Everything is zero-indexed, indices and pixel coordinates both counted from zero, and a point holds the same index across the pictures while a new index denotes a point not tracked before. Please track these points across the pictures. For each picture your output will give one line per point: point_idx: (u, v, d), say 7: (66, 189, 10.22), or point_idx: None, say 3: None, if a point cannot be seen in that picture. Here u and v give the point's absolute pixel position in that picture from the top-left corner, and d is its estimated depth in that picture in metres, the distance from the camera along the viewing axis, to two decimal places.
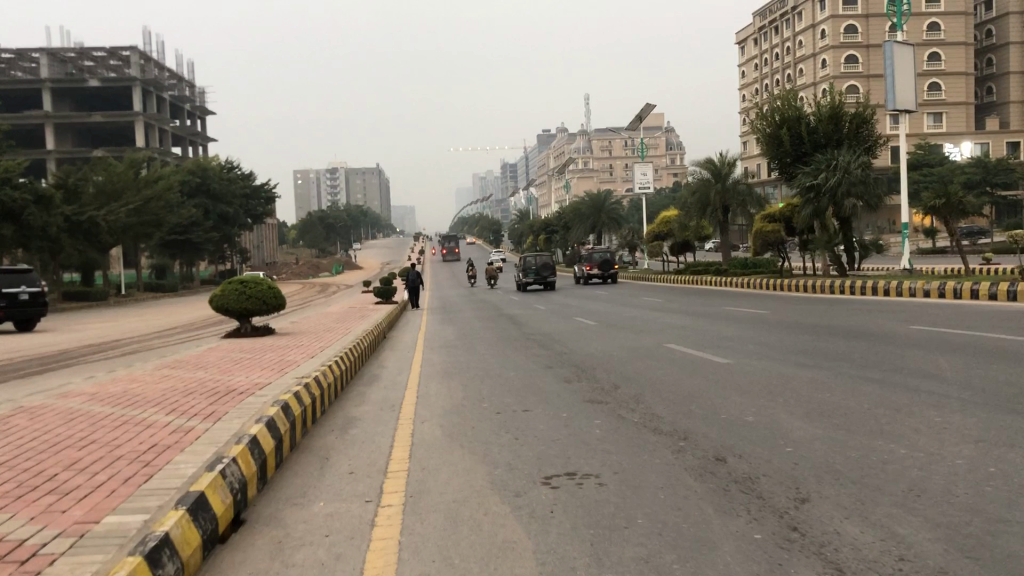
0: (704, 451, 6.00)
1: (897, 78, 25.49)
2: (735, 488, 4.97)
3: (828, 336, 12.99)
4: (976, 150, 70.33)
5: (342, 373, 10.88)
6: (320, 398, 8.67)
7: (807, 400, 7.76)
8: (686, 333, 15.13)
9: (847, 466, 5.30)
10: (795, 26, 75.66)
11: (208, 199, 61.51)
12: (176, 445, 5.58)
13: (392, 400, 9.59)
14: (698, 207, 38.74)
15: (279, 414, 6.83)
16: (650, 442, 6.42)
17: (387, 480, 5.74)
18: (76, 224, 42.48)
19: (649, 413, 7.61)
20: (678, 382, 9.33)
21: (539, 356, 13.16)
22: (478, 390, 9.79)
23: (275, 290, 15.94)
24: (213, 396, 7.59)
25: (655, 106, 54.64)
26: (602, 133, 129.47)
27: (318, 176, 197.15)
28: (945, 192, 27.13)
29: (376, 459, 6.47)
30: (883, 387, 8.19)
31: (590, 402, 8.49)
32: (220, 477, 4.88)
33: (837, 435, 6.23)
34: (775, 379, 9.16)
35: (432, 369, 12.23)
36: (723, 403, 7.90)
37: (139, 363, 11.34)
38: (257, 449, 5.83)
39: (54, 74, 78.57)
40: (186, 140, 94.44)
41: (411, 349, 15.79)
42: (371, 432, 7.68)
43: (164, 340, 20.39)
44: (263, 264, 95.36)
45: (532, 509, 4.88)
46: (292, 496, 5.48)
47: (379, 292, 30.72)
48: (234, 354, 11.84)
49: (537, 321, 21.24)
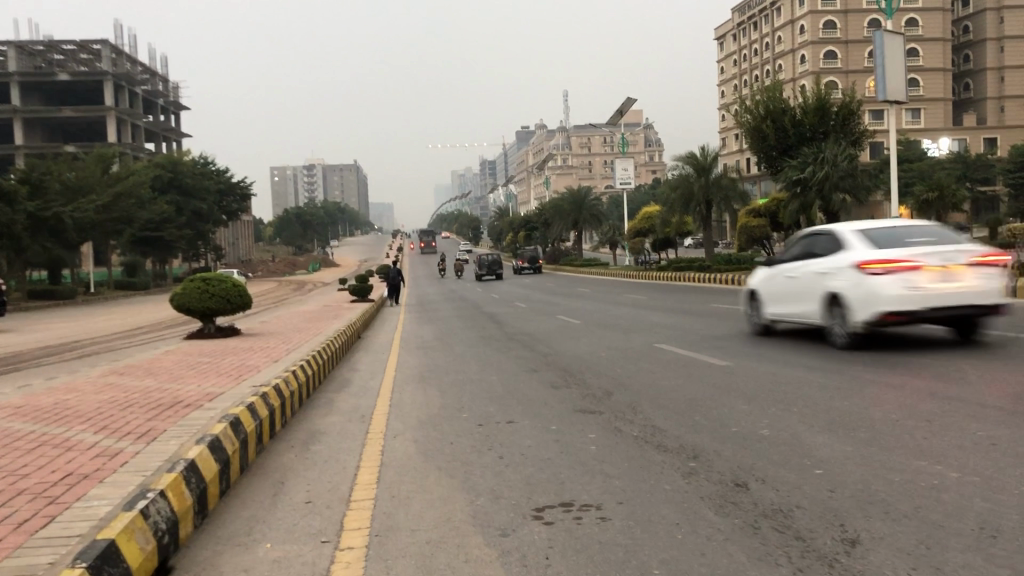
0: (719, 474, 5.17)
1: (887, 66, 24.87)
2: (766, 525, 4.16)
3: (830, 335, 12.24)
4: (954, 146, 70.35)
5: (308, 378, 9.97)
6: (281, 407, 7.78)
7: (827, 409, 6.96)
8: (677, 332, 14.33)
9: (891, 494, 4.52)
10: (774, 22, 75.19)
11: (180, 195, 60.14)
12: (93, 476, 4.66)
13: (364, 409, 8.68)
14: (681, 202, 37.61)
15: (227, 431, 5.92)
16: (657, 460, 5.62)
17: (349, 513, 4.90)
18: (40, 220, 41.14)
19: (652, 425, 6.78)
20: (678, 388, 8.54)
21: (522, 358, 12.31)
22: (456, 397, 8.93)
23: (239, 288, 15.01)
24: (155, 411, 6.67)
25: (635, 101, 53.97)
26: (580, 129, 128.67)
27: (294, 173, 194.94)
28: (938, 185, 26.61)
29: (340, 484, 5.60)
30: (904, 394, 7.40)
31: (582, 412, 7.64)
32: (141, 519, 3.97)
33: (870, 453, 5.45)
34: (783, 385, 8.36)
35: (407, 374, 11.33)
36: (733, 413, 7.10)
37: (87, 369, 10.37)
38: (196, 476, 4.93)
39: (23, 68, 76.72)
40: (159, 136, 92.74)
41: (386, 351, 14.89)
42: (335, 449, 6.79)
43: (125, 341, 19.35)
44: (237, 261, 93.79)
45: (524, 554, 4.04)
46: (234, 536, 4.58)
47: (355, 291, 29.72)
48: (190, 359, 10.87)
49: (519, 319, 20.38)
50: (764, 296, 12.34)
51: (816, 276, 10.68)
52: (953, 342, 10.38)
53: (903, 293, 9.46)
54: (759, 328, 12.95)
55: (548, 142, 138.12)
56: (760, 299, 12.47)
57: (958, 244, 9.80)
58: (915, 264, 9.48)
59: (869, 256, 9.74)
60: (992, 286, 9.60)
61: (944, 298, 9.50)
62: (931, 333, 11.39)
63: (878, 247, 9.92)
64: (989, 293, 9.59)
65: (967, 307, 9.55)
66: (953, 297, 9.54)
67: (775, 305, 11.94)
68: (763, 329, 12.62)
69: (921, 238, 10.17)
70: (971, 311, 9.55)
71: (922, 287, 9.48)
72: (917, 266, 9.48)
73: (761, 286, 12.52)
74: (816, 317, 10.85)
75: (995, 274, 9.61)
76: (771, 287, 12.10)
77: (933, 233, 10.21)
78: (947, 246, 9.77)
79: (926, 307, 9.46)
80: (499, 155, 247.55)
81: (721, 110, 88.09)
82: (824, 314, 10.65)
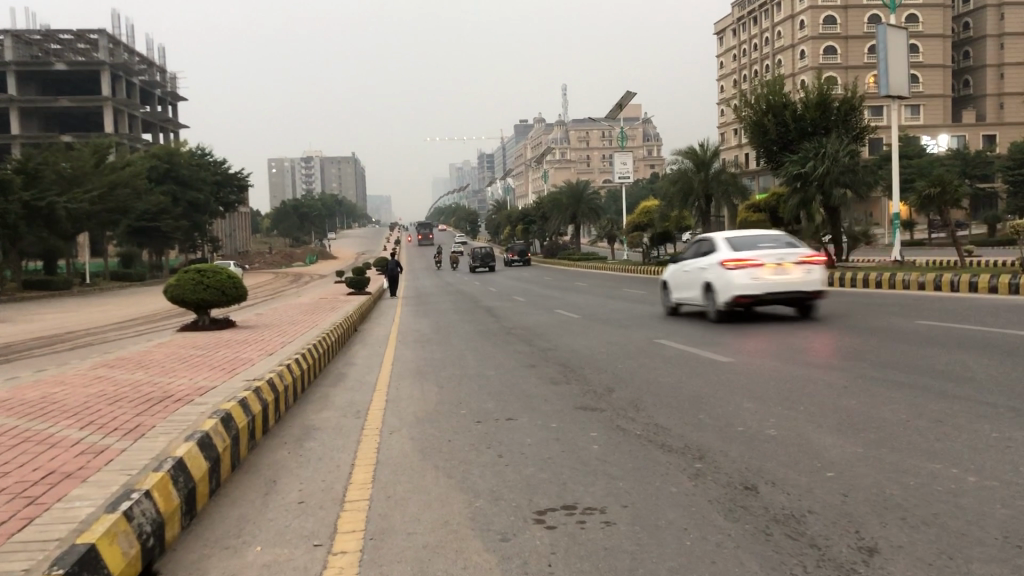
0: (727, 476, 4.99)
1: (890, 60, 24.64)
2: (778, 532, 3.98)
3: (832, 332, 12.07)
4: (954, 143, 70.15)
5: (303, 372, 9.75)
6: (275, 402, 7.60)
7: (833, 409, 6.78)
8: (677, 327, 14.16)
9: (906, 499, 4.34)
10: (773, 17, 75.03)
11: (177, 186, 59.85)
12: (76, 474, 4.47)
13: (359, 404, 8.51)
14: (680, 196, 37.47)
15: (217, 428, 5.73)
16: (662, 461, 5.43)
17: (342, 514, 4.72)
18: (35, 210, 40.85)
19: (654, 423, 6.60)
20: (680, 385, 8.37)
21: (521, 352, 12.14)
22: (454, 393, 8.75)
23: (235, 279, 14.82)
24: (144, 405, 6.47)
25: (634, 95, 53.74)
26: (579, 123, 128.33)
27: (291, 165, 194.44)
28: (940, 181, 26.41)
29: (333, 484, 5.42)
30: (913, 393, 7.21)
31: (583, 408, 7.46)
32: (124, 521, 3.77)
33: (881, 455, 5.28)
34: (788, 383, 8.17)
35: (404, 368, 11.15)
36: (738, 411, 6.92)
37: (77, 361, 10.19)
38: (183, 476, 4.74)
39: (19, 57, 76.33)
40: (157, 126, 92.32)
41: (383, 344, 14.69)
42: (329, 446, 6.60)
43: (120, 332, 19.17)
44: (234, 253, 93.54)
45: (524, 559, 3.86)
46: (223, 538, 4.38)
47: (352, 283, 29.53)
48: (183, 352, 10.68)
49: (517, 313, 20.19)
50: (669, 284, 16.09)
51: (697, 271, 14.47)
52: (796, 318, 14.00)
53: (749, 283, 13.18)
54: (670, 309, 16.74)
55: (547, 135, 137.76)
56: (667, 287, 16.20)
57: (793, 248, 13.46)
58: (756, 261, 13.20)
59: (729, 257, 13.43)
60: (814, 278, 13.26)
61: (779, 286, 13.17)
62: (788, 312, 15.07)
63: (737, 249, 13.64)
64: (812, 283, 13.25)
65: (797, 292, 13.18)
66: (787, 285, 13.19)
67: (676, 291, 15.74)
68: (670, 311, 16.39)
69: (770, 243, 13.89)
70: (800, 296, 13.19)
71: (762, 278, 13.18)
72: (759, 263, 13.20)
73: (669, 277, 16.29)
74: (700, 300, 14.56)
75: (817, 269, 13.23)
76: (674, 277, 15.86)
77: (780, 240, 13.90)
78: (785, 249, 13.42)
79: (766, 292, 13.16)
80: (497, 149, 247.01)
81: (720, 105, 87.82)
82: (704, 298, 14.38)
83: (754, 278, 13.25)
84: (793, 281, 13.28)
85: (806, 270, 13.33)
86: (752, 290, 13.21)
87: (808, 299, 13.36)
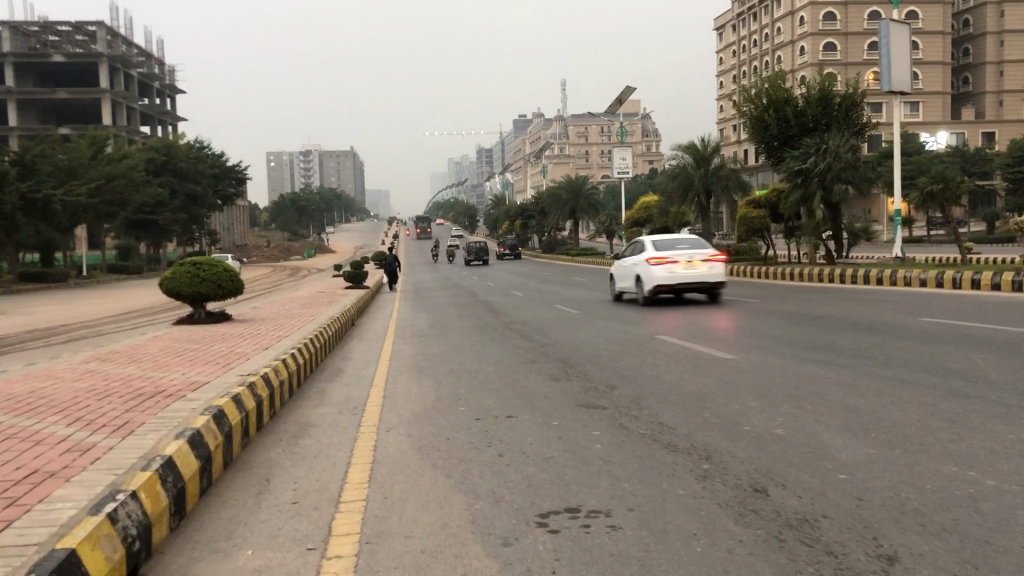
0: (736, 477, 4.83)
1: (892, 55, 24.48)
2: (791, 537, 3.82)
3: (835, 329, 11.91)
4: (953, 140, 70.04)
5: (299, 366, 9.58)
6: (269, 398, 7.43)
7: (841, 408, 6.62)
8: (678, 324, 14.01)
9: (926, 504, 4.17)
10: (773, 13, 74.75)
11: (174, 179, 59.56)
12: (61, 473, 4.29)
13: (355, 400, 8.34)
14: (679, 191, 37.30)
15: (209, 424, 5.55)
16: (667, 461, 5.26)
17: (338, 516, 4.55)
18: (31, 202, 40.57)
19: (659, 422, 6.43)
20: (683, 382, 8.19)
21: (520, 348, 11.98)
22: (452, 389, 8.58)
23: (231, 273, 14.64)
24: (134, 401, 6.28)
25: (634, 90, 53.52)
26: (578, 118, 128.12)
27: (290, 159, 193.95)
28: (942, 178, 26.27)
29: (328, 483, 5.25)
30: (923, 392, 7.04)
31: (584, 406, 7.29)
32: (107, 524, 3.60)
33: (894, 456, 5.11)
34: (795, 380, 8.00)
35: (401, 363, 10.98)
36: (745, 410, 6.74)
37: (70, 353, 10.01)
38: (172, 475, 4.56)
39: (17, 48, 75.95)
40: (155, 119, 91.91)
41: (380, 339, 14.53)
42: (325, 444, 6.42)
43: (115, 325, 19.02)
44: (232, 246, 93.21)
45: (528, 565, 3.70)
46: (211, 541, 4.20)
47: (350, 277, 29.33)
48: (177, 345, 10.49)
49: (516, 308, 20.04)
50: (617, 275, 21.03)
51: (633, 265, 19.51)
52: (706, 301, 18.99)
53: (667, 275, 18.22)
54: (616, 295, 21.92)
55: (546, 131, 137.54)
56: (615, 277, 21.15)
57: (702, 249, 18.48)
58: (672, 259, 18.20)
59: (652, 256, 18.47)
60: (715, 272, 18.28)
61: (690, 277, 18.21)
62: (703, 297, 20.02)
63: (660, 250, 18.66)
64: (715, 276, 18.24)
65: (701, 282, 18.20)
66: (695, 277, 18.23)
67: (619, 281, 20.74)
68: (618, 296, 21.30)
69: (687, 247, 18.90)
70: (704, 285, 18.20)
71: (677, 272, 18.23)
72: (675, 261, 18.20)
73: (617, 270, 21.22)
74: (634, 289, 19.53)
75: (717, 266, 18.25)
76: (619, 270, 20.82)
77: (693, 243, 18.94)
78: (695, 250, 18.47)
79: (678, 281, 18.19)
80: (496, 143, 246.68)
81: (720, 101, 87.66)
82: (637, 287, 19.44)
83: (671, 272, 18.28)
84: (699, 273, 18.30)
85: (710, 266, 18.34)
86: (669, 280, 18.25)
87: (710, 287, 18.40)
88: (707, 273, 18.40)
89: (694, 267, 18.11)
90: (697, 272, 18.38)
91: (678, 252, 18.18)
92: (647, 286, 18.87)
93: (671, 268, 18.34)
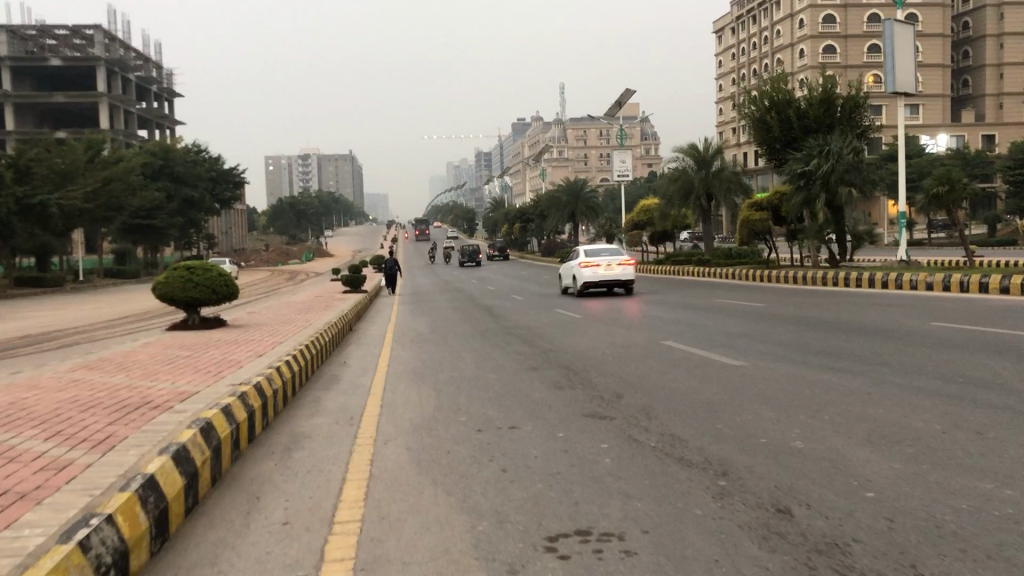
0: (755, 496, 4.54)
1: (896, 56, 24.23)
2: (823, 566, 3.53)
3: (846, 334, 11.63)
4: (953, 142, 69.79)
5: (294, 374, 9.28)
6: (261, 408, 7.12)
7: (860, 418, 6.33)
8: (683, 328, 13.74)
9: (962, 527, 3.89)
10: (772, 15, 74.47)
11: (171, 183, 59.27)
12: (32, 496, 3.99)
13: (352, 410, 8.04)
14: (681, 194, 37.02)
15: (196, 439, 5.25)
16: (681, 477, 4.99)
17: (331, 537, 4.26)
18: (27, 206, 40.30)
19: (669, 433, 6.16)
20: (693, 390, 7.93)
21: (522, 354, 11.68)
22: (452, 398, 8.29)
23: (225, 278, 14.35)
24: (120, 413, 5.98)
25: (633, 93, 53.24)
26: (576, 121, 127.83)
27: (289, 162, 193.62)
28: (948, 179, 25.90)
29: (324, 500, 4.96)
30: (943, 400, 6.76)
31: (591, 416, 6.99)
32: (80, 555, 3.30)
33: (921, 472, 4.83)
34: (809, 388, 7.71)
35: (399, 370, 10.69)
36: (760, 419, 6.46)
37: (58, 361, 9.72)
38: (154, 496, 4.25)
39: (14, 52, 75.59)
40: (153, 123, 91.62)
41: (379, 344, 14.22)
42: (318, 458, 6.13)
43: (109, 331, 18.68)
44: (230, 250, 92.99)
45: None
46: (194, 568, 3.91)
47: (348, 281, 29.03)
48: (168, 352, 10.18)
49: (517, 312, 19.78)
50: (563, 275, 25.24)
51: (568, 267, 23.67)
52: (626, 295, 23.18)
53: (591, 274, 22.38)
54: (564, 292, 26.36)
55: (544, 134, 137.31)
56: (562, 276, 25.39)
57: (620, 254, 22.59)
58: (594, 262, 22.40)
59: (580, 260, 22.65)
60: (629, 273, 22.37)
61: (609, 276, 22.33)
62: (628, 292, 24.48)
63: (587, 255, 22.83)
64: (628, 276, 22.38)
65: (619, 281, 22.32)
66: (613, 277, 22.35)
67: (562, 280, 24.96)
68: (564, 291, 25.54)
69: (609, 253, 23.11)
70: (621, 283, 22.29)
71: (600, 272, 22.34)
72: (596, 264, 22.40)
73: (563, 271, 25.40)
74: (570, 286, 23.62)
75: (632, 268, 22.34)
76: (563, 270, 25.04)
77: (616, 250, 23.09)
78: (615, 255, 22.61)
79: (598, 280, 22.43)
80: (495, 147, 246.45)
81: (719, 104, 87.41)
82: (573, 285, 23.73)
83: (594, 273, 22.37)
84: (617, 274, 22.35)
85: (625, 268, 22.43)
86: (594, 280, 22.38)
87: (625, 284, 22.63)
88: (624, 274, 22.59)
89: (612, 270, 22.28)
90: (615, 273, 22.40)
91: (599, 257, 22.37)
92: (578, 285, 23.04)
93: (595, 270, 22.38)
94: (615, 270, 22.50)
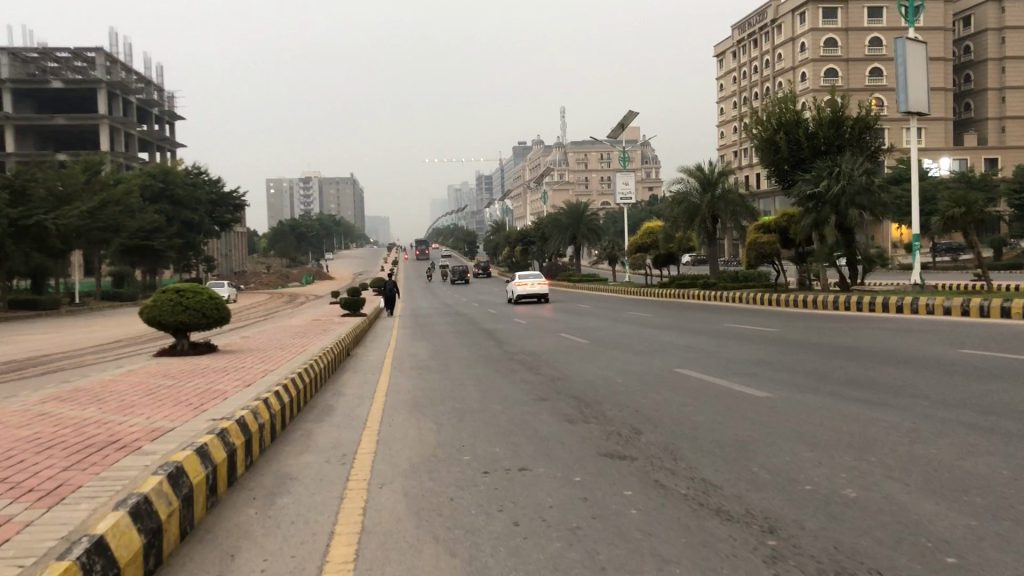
0: (813, 562, 3.86)
1: (909, 74, 23.73)
2: None
3: (871, 361, 10.98)
4: (955, 166, 69.36)
5: (285, 406, 8.61)
6: (244, 446, 6.43)
7: (914, 459, 5.65)
8: (696, 354, 13.07)
9: None
10: (775, 39, 74.33)
11: (170, 205, 58.78)
12: None
13: (345, 446, 7.35)
14: (685, 216, 36.48)
15: (162, 488, 4.55)
16: (724, 536, 4.31)
17: None
18: (23, 228, 39.76)
19: (701, 479, 5.48)
20: (719, 426, 7.23)
21: (529, 383, 11.02)
22: (454, 433, 7.60)
23: (217, 301, 13.77)
24: (85, 453, 5.31)
25: (635, 114, 52.81)
26: (576, 144, 127.64)
27: (289, 185, 193.27)
28: (964, 201, 25.25)
29: (308, 561, 4.30)
30: (1000, 441, 6.06)
31: (609, 455, 6.32)
32: None
33: (1004, 532, 4.12)
34: (845, 425, 7.03)
35: (398, 400, 10.00)
36: (799, 463, 5.77)
37: (30, 391, 9.03)
38: (102, 561, 3.56)
39: (14, 74, 75.41)
40: (153, 145, 91.56)
41: (377, 371, 13.55)
42: (304, 506, 5.42)
43: (99, 356, 18.04)
44: (229, 273, 92.45)
45: None
46: None
47: (346, 304, 28.38)
48: (151, 381, 9.53)
49: (519, 336, 19.11)
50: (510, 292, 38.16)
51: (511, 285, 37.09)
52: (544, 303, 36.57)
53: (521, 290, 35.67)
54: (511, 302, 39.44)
55: (545, 158, 137.29)
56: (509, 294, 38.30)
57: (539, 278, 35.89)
58: (523, 283, 35.79)
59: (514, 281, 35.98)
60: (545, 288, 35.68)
61: (532, 290, 35.55)
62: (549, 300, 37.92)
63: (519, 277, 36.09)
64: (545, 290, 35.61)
65: (539, 294, 35.64)
66: (535, 289, 35.55)
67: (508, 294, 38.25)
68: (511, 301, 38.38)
69: (534, 278, 36.48)
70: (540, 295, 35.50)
71: (527, 288, 35.54)
72: (524, 284, 35.53)
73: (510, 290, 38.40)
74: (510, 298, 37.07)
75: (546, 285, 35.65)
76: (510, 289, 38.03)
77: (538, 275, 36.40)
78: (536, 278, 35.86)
79: (526, 294, 35.73)
80: (496, 172, 246.55)
81: (721, 127, 87.06)
82: (512, 298, 37.11)
83: (524, 288, 35.60)
84: (537, 289, 35.65)
85: (542, 285, 35.72)
86: (523, 293, 35.65)
87: (543, 296, 35.86)
88: (543, 289, 35.93)
89: (534, 286, 35.52)
90: (535, 289, 35.62)
91: (526, 279, 35.74)
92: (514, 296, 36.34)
93: (524, 287, 35.67)
94: (536, 287, 35.76)
